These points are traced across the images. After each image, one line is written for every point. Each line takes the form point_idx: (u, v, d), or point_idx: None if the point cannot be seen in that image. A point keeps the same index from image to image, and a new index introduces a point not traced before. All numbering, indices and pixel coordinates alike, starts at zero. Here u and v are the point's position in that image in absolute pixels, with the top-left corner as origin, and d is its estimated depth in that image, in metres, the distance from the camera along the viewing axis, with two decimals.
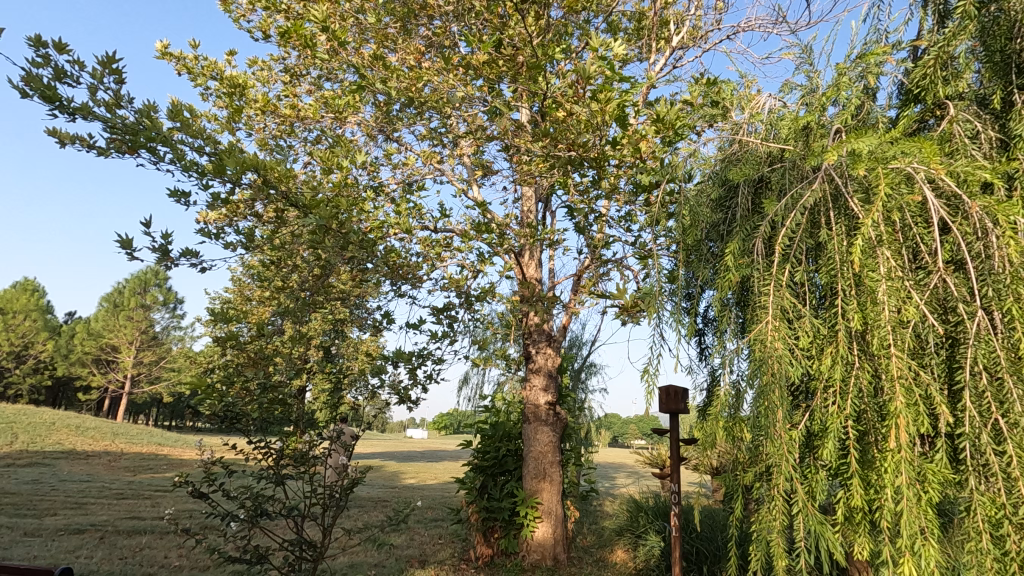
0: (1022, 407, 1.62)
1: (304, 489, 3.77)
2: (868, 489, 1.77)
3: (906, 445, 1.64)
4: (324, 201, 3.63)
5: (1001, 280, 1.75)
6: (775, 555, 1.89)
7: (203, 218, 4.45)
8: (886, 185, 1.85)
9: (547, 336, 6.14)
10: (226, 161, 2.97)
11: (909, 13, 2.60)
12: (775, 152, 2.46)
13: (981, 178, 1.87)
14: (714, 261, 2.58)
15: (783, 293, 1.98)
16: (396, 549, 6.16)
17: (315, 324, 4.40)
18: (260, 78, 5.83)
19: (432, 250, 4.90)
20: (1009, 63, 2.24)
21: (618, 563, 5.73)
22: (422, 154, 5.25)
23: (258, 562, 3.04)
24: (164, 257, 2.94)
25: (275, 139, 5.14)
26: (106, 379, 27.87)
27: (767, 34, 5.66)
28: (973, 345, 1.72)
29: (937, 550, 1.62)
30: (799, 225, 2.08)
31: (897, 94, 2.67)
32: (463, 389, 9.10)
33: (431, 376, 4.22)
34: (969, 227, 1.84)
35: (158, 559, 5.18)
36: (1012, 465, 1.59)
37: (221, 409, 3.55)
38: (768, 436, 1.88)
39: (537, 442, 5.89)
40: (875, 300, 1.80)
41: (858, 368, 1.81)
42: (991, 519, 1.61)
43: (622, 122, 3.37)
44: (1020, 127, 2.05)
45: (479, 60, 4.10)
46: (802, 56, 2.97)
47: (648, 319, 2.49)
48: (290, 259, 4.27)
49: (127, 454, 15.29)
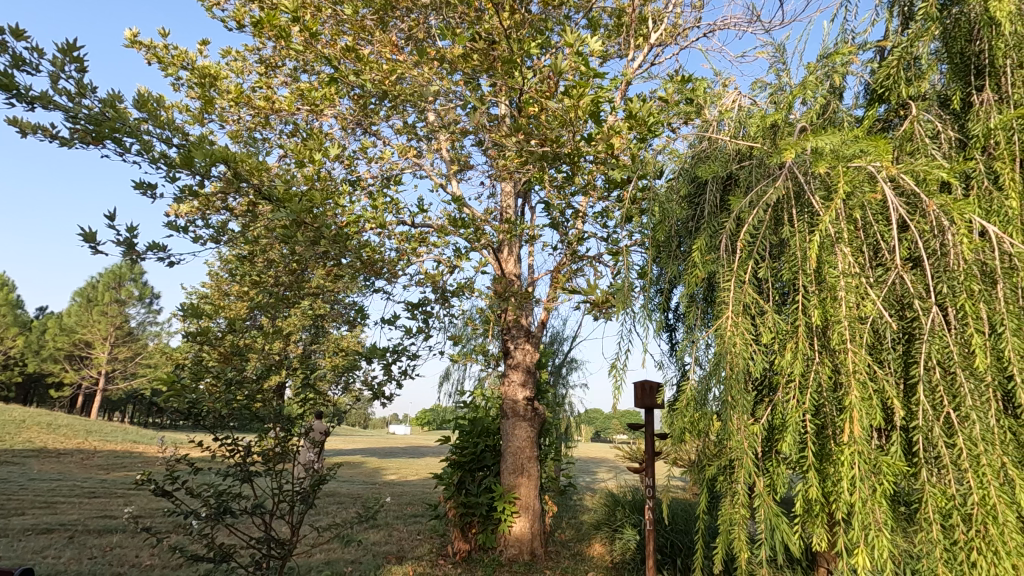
0: (972, 401, 1.66)
1: (272, 486, 3.71)
2: (826, 482, 1.81)
3: (859, 438, 1.67)
4: (297, 194, 3.58)
5: (955, 277, 1.79)
6: (737, 545, 1.93)
7: (175, 210, 4.36)
8: (846, 183, 1.89)
9: (526, 332, 6.15)
10: (194, 152, 2.90)
11: (876, 14, 2.65)
12: (743, 150, 2.49)
13: (938, 177, 1.91)
14: (683, 258, 2.60)
15: (744, 289, 2.02)
16: (374, 545, 6.13)
17: (289, 319, 4.34)
18: (234, 69, 5.71)
19: (409, 245, 4.87)
20: (968, 65, 2.26)
21: (595, 557, 5.80)
22: (399, 148, 5.21)
23: (223, 560, 2.97)
24: (129, 251, 2.86)
25: (250, 131, 5.05)
26: (79, 375, 27.19)
27: (743, 32, 5.71)
28: (927, 341, 1.76)
29: (891, 540, 1.65)
30: (762, 222, 2.11)
31: (864, 95, 2.72)
32: (444, 385, 9.09)
33: (406, 372, 4.19)
34: (926, 224, 1.88)
35: (128, 559, 5.07)
36: (961, 457, 1.64)
37: (186, 407, 3.40)
38: (730, 430, 1.91)
39: (515, 438, 5.90)
40: (834, 296, 1.83)
41: (818, 364, 1.84)
42: (941, 510, 1.65)
43: (597, 118, 3.39)
44: (977, 127, 2.10)
45: (455, 54, 4.08)
46: (775, 55, 3.01)
47: (617, 314, 2.53)
48: (263, 253, 4.21)
49: (101, 452, 14.92)
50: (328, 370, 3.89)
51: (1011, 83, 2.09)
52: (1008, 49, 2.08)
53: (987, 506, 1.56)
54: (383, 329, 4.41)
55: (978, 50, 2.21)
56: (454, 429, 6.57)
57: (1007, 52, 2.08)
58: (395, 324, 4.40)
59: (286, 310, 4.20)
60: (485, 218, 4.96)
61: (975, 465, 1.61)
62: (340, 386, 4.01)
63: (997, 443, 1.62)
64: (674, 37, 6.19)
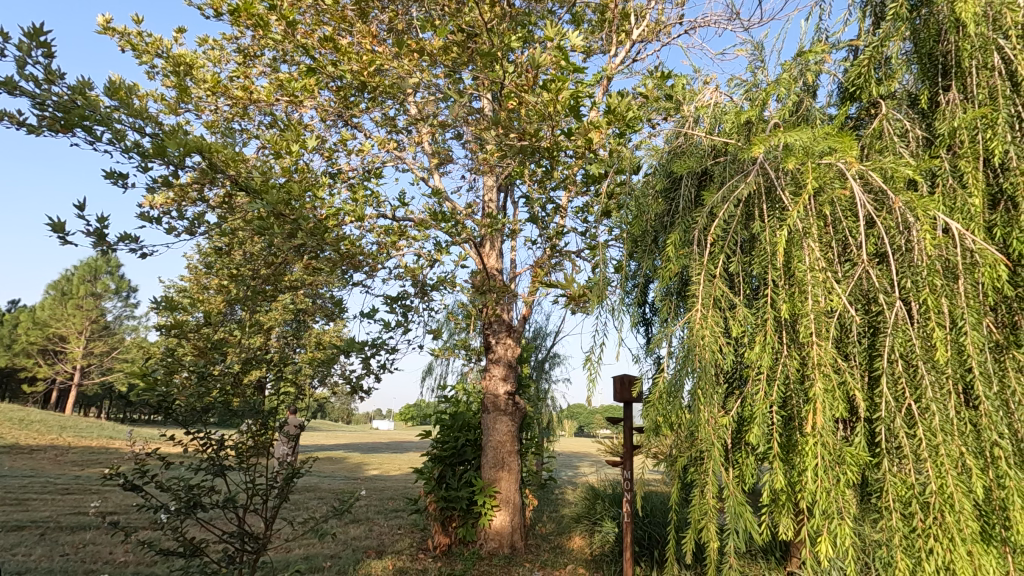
0: (932, 393, 1.72)
1: (245, 481, 3.66)
2: (791, 471, 1.84)
3: (823, 429, 1.71)
4: (275, 186, 3.54)
5: (919, 273, 1.83)
6: (706, 535, 1.96)
7: (149, 201, 4.28)
8: (814, 179, 1.92)
9: (508, 326, 6.16)
10: (168, 142, 2.83)
11: (849, 14, 2.69)
12: (718, 146, 2.52)
13: (905, 174, 1.95)
14: (658, 252, 2.63)
15: (714, 283, 2.06)
16: (354, 540, 6.11)
17: (267, 312, 4.29)
18: (212, 58, 5.62)
19: (388, 239, 4.84)
20: (936, 65, 2.30)
21: (575, 550, 5.85)
22: (380, 141, 5.16)
23: (193, 554, 2.93)
24: (99, 242, 2.78)
25: (227, 122, 4.98)
26: (53, 370, 26.55)
27: (723, 30, 5.76)
28: (891, 334, 1.81)
29: (853, 529, 1.69)
30: (734, 217, 2.15)
31: (837, 93, 2.77)
32: (426, 379, 9.08)
33: (384, 366, 4.17)
34: (892, 220, 1.92)
35: (102, 556, 4.99)
36: (921, 447, 1.69)
37: (156, 400, 3.32)
38: (700, 421, 1.94)
39: (495, 432, 5.92)
40: (802, 289, 1.86)
41: (786, 356, 1.88)
42: (901, 498, 1.70)
43: (576, 113, 3.40)
44: (943, 126, 2.14)
45: (436, 46, 4.05)
46: (754, 52, 3.04)
47: (593, 308, 2.56)
48: (240, 245, 4.16)
49: (75, 448, 14.56)
50: (306, 363, 3.85)
51: (976, 83, 2.10)
52: (974, 50, 2.09)
53: (945, 494, 1.61)
54: (361, 323, 4.38)
55: (946, 51, 2.24)
56: (435, 424, 6.57)
57: (973, 53, 2.09)
58: (373, 318, 4.37)
59: (265, 303, 4.16)
60: (467, 212, 4.95)
61: (934, 454, 1.66)
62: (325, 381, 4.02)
63: (955, 433, 1.67)
64: (656, 33, 6.21)
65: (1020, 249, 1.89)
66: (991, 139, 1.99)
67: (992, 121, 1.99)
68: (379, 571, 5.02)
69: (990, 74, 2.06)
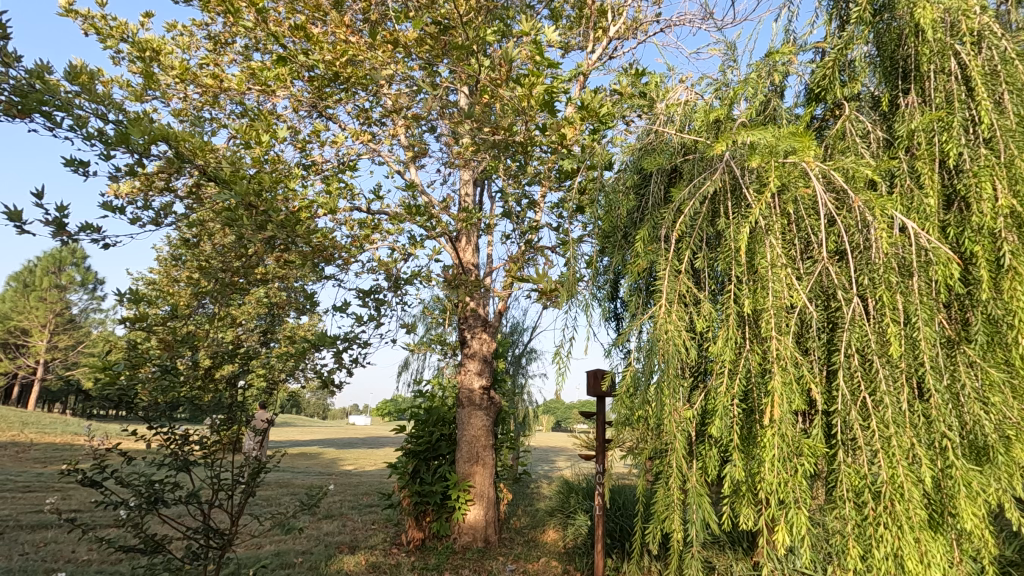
0: (885, 386, 1.78)
1: (210, 476, 3.58)
2: (750, 463, 1.89)
3: (780, 421, 1.75)
4: (245, 177, 3.46)
5: (875, 270, 1.89)
6: (670, 525, 2.00)
7: (114, 191, 4.16)
8: (776, 177, 1.97)
9: (483, 321, 6.16)
10: (132, 129, 2.73)
11: (816, 17, 2.76)
12: (688, 143, 2.56)
13: (864, 174, 2.01)
14: (628, 248, 2.66)
15: (679, 279, 2.11)
16: (327, 536, 6.05)
17: (237, 306, 4.21)
18: (180, 44, 5.47)
19: (362, 232, 4.79)
20: (897, 69, 2.37)
21: (548, 542, 5.90)
22: (354, 132, 5.09)
23: (155, 551, 2.86)
24: (59, 231, 2.64)
25: (196, 111, 4.86)
26: (13, 363, 25.56)
27: (697, 29, 5.83)
28: (848, 329, 1.87)
29: (809, 517, 1.75)
30: (700, 214, 2.19)
31: (804, 94, 2.81)
32: (403, 374, 9.06)
33: (356, 360, 4.12)
34: (852, 219, 1.97)
35: (63, 555, 4.85)
36: (874, 438, 1.75)
37: (116, 397, 3.18)
38: (665, 415, 1.98)
39: (470, 426, 5.92)
40: (764, 285, 1.90)
41: (748, 351, 1.92)
42: (855, 488, 1.75)
43: (550, 108, 3.40)
44: (902, 128, 2.20)
45: (412, 38, 4.00)
46: (726, 52, 3.08)
47: (563, 302, 2.59)
48: (209, 237, 4.07)
49: (36, 445, 14.03)
50: (276, 358, 3.80)
51: (934, 87, 2.16)
52: (932, 55, 2.15)
53: (895, 484, 1.67)
54: (333, 316, 4.33)
55: (906, 55, 2.30)
56: (410, 418, 6.53)
57: (931, 58, 2.15)
58: (345, 312, 4.30)
59: (236, 297, 4.09)
60: (442, 206, 4.92)
61: (886, 445, 1.72)
62: (300, 376, 3.99)
63: (907, 425, 1.74)
64: (633, 31, 6.24)
65: (971, 248, 1.95)
66: (947, 142, 2.05)
67: (948, 124, 2.05)
68: (351, 566, 4.99)
69: (947, 78, 2.13)
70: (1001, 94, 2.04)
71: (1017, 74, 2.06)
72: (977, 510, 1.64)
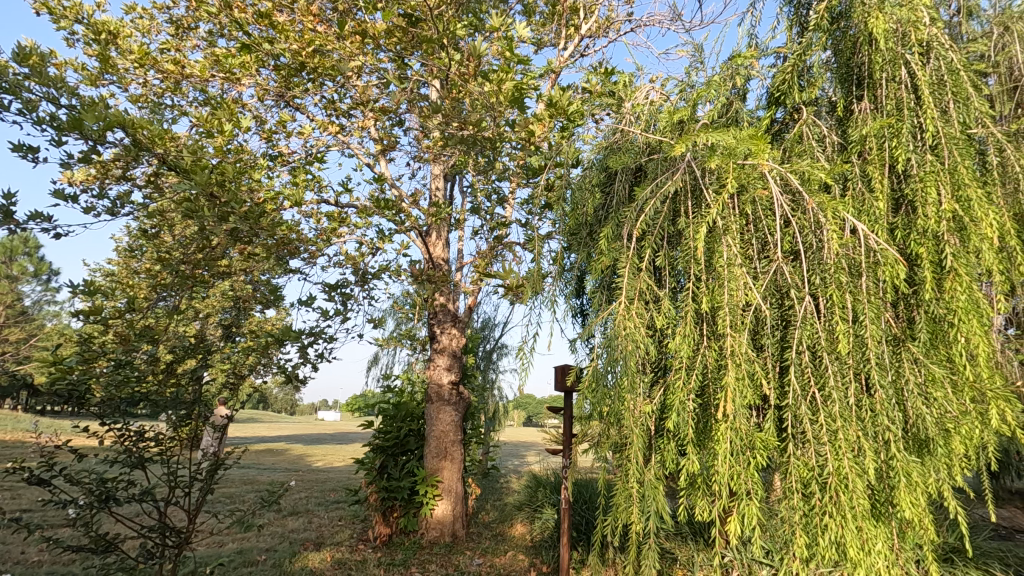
0: (833, 381, 1.86)
1: (167, 473, 3.49)
2: (705, 456, 1.94)
3: (731, 416, 1.80)
4: (208, 167, 3.37)
5: (827, 269, 1.96)
6: (629, 518, 2.05)
7: (67, 178, 4.00)
8: (734, 178, 2.02)
9: (453, 317, 6.16)
10: (85, 115, 2.63)
11: (778, 23, 2.84)
12: (652, 144, 2.61)
13: (818, 177, 2.08)
14: (593, 246, 2.71)
15: (639, 278, 2.17)
16: (292, 533, 5.97)
17: (201, 299, 4.11)
18: (139, 28, 5.28)
19: (330, 225, 4.72)
20: (852, 75, 2.45)
21: (516, 537, 5.94)
22: (322, 123, 5.00)
23: (107, 550, 2.78)
24: (6, 220, 2.53)
25: (157, 97, 4.70)
26: None
27: (667, 30, 5.91)
28: (799, 327, 1.94)
29: (759, 508, 1.81)
30: (661, 213, 2.23)
31: (765, 97, 2.89)
32: (374, 369, 9.00)
33: (322, 355, 4.06)
34: (806, 221, 2.05)
35: (12, 556, 4.68)
36: (821, 431, 1.82)
37: (66, 392, 3.02)
38: (626, 410, 2.03)
39: (438, 421, 5.91)
40: (720, 284, 1.96)
41: (705, 347, 1.98)
42: (803, 480, 1.82)
43: (520, 105, 3.40)
44: (855, 133, 2.29)
45: (382, 29, 3.95)
46: (693, 53, 3.14)
47: (528, 299, 2.63)
48: (170, 228, 3.96)
49: None
50: (240, 353, 3.72)
51: (886, 95, 2.23)
52: (884, 63, 2.22)
53: (841, 475, 1.74)
54: (298, 310, 4.26)
55: (860, 62, 2.38)
56: (379, 413, 6.48)
57: (883, 66, 2.22)
58: (311, 306, 4.24)
59: (198, 290, 3.99)
60: (411, 200, 4.88)
61: (833, 438, 1.79)
62: (265, 372, 3.84)
63: (853, 419, 1.81)
64: (605, 29, 6.29)
65: (917, 250, 2.03)
66: (896, 147, 2.13)
67: (897, 130, 2.13)
68: (316, 563, 4.94)
69: (898, 86, 2.19)
70: (947, 103, 2.13)
71: (961, 85, 2.15)
72: (914, 500, 1.71)
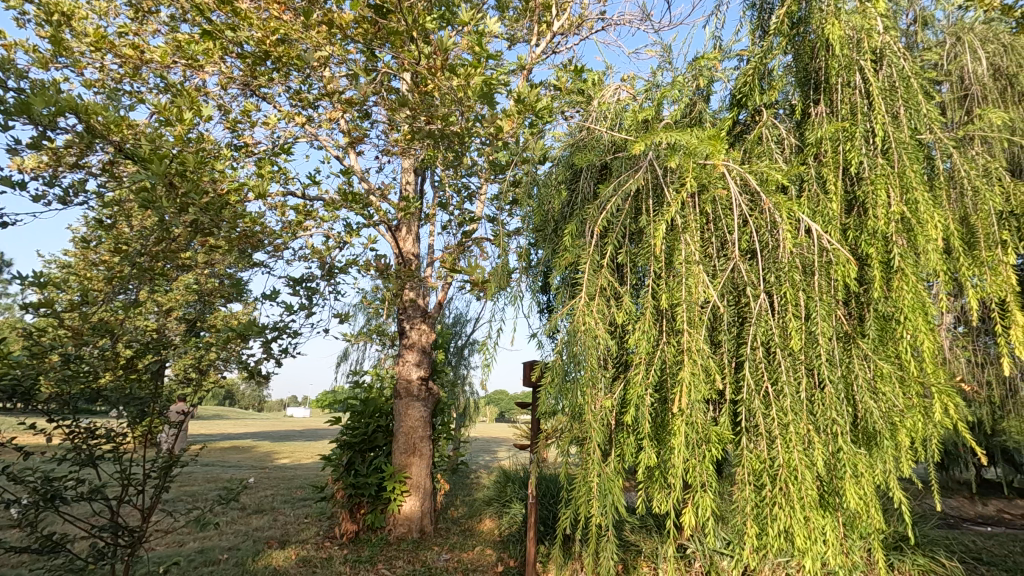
0: (785, 376, 1.92)
1: (119, 471, 3.37)
2: (662, 449, 1.98)
3: (686, 410, 1.84)
4: (167, 155, 3.26)
5: (781, 268, 2.02)
6: (590, 511, 2.08)
7: (17, 165, 3.82)
8: (693, 177, 2.05)
9: (423, 312, 6.12)
10: (35, 99, 2.51)
11: (741, 26, 2.90)
12: (618, 142, 2.65)
13: (775, 178, 2.13)
14: (558, 242, 2.74)
15: (601, 275, 2.20)
16: (256, 531, 5.87)
17: (160, 292, 3.99)
18: (96, 10, 5.08)
19: (295, 218, 4.64)
20: (810, 79, 2.52)
21: (484, 532, 5.96)
22: (288, 114, 4.90)
23: (53, 551, 2.67)
24: None
25: (114, 82, 4.53)
26: None
27: (637, 30, 5.98)
28: (754, 324, 2.00)
29: (713, 499, 1.86)
30: (624, 211, 2.26)
31: (728, 99, 2.97)
32: (343, 365, 8.91)
33: (286, 350, 3.99)
34: (763, 220, 2.10)
35: None
36: (773, 424, 1.88)
37: (9, 387, 2.86)
38: (586, 404, 2.06)
39: (407, 417, 5.87)
40: (679, 281, 2.00)
41: (665, 343, 2.01)
42: (755, 472, 1.87)
43: (490, 102, 3.41)
44: (812, 135, 2.36)
45: (350, 20, 3.89)
46: (661, 54, 3.19)
47: (492, 294, 2.64)
48: (128, 218, 3.83)
49: None
50: (199, 347, 3.63)
51: (841, 99, 2.30)
52: (840, 69, 2.29)
53: (791, 467, 1.80)
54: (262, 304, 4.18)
55: (818, 68, 2.45)
56: (346, 409, 6.42)
57: (839, 71, 2.29)
58: (275, 300, 4.16)
59: (158, 283, 3.88)
60: (380, 193, 4.83)
61: (784, 431, 1.85)
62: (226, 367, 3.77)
63: (803, 412, 1.87)
64: (577, 27, 6.33)
65: (867, 250, 2.11)
66: (850, 150, 2.20)
67: (851, 134, 2.20)
68: (280, 561, 4.87)
69: (852, 91, 2.26)
70: (898, 108, 2.20)
71: (912, 91, 2.23)
72: (859, 490, 1.78)
